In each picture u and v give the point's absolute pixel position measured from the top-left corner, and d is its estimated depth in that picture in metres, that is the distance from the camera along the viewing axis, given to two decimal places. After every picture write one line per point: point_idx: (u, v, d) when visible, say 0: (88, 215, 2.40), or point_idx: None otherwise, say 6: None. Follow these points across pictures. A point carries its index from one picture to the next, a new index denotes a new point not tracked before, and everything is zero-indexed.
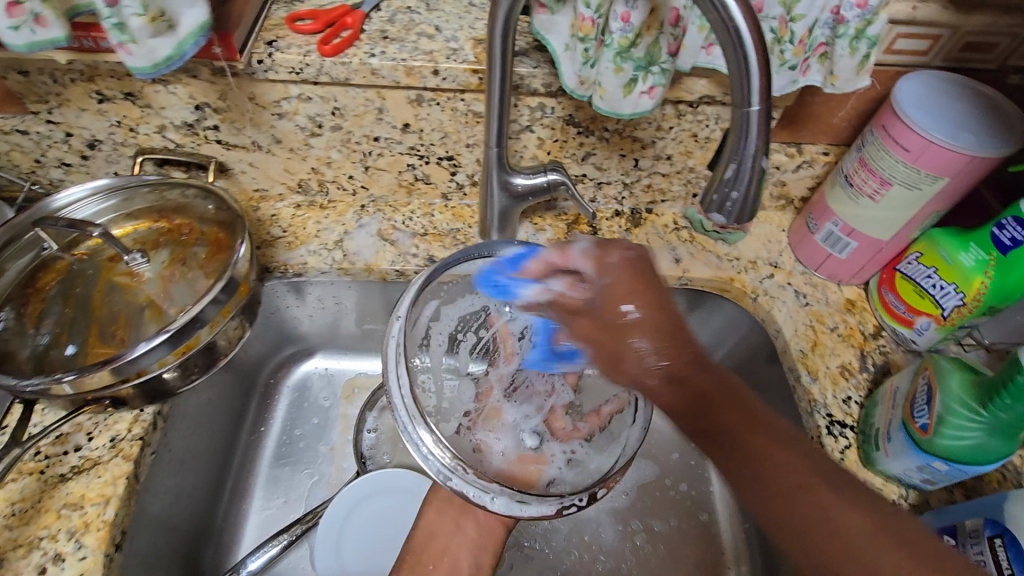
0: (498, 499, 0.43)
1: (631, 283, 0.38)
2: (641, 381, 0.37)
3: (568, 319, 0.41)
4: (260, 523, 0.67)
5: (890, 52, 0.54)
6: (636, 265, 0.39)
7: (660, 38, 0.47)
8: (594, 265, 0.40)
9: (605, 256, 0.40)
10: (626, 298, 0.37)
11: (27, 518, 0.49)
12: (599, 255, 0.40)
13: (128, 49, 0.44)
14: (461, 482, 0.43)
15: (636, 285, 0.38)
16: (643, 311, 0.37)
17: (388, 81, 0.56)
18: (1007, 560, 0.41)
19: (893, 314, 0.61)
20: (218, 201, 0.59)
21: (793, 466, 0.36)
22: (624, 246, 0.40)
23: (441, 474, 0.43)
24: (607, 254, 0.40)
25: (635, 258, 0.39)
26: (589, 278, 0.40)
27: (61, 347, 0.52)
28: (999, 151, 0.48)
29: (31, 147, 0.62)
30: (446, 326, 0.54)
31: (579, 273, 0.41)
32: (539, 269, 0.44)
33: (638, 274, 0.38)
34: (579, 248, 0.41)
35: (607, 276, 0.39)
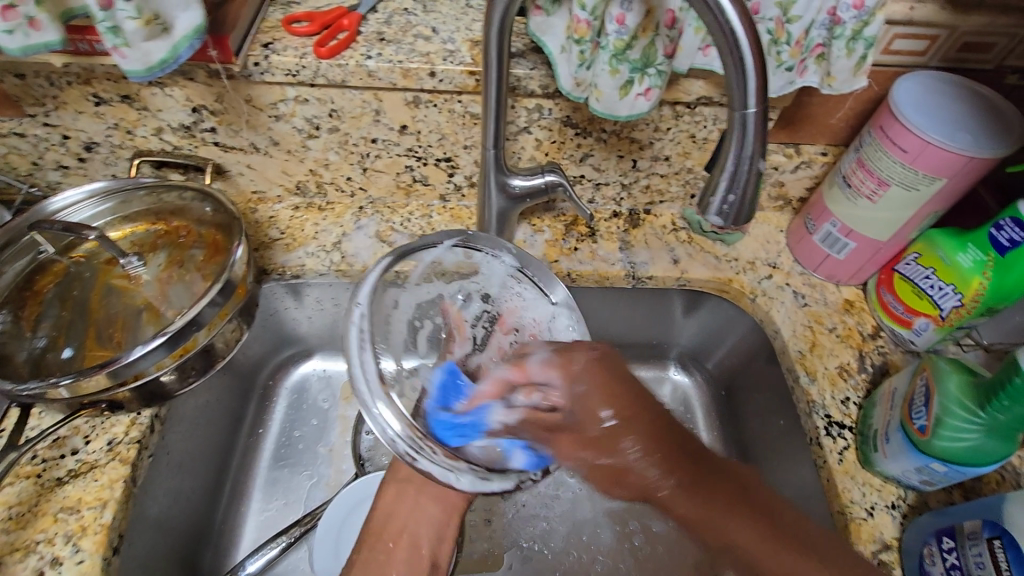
0: (464, 477, 0.41)
1: (603, 392, 0.41)
2: (647, 489, 0.41)
3: (557, 439, 0.42)
4: (258, 525, 0.67)
5: (888, 52, 0.54)
6: (600, 369, 0.43)
7: (656, 40, 0.47)
8: (566, 380, 0.43)
9: (569, 364, 0.43)
10: (602, 407, 0.41)
11: (24, 521, 0.49)
12: (565, 365, 0.43)
13: (122, 52, 0.44)
14: (427, 461, 0.40)
15: (607, 393, 0.41)
16: (620, 421, 0.41)
17: (385, 84, 0.56)
18: (1007, 562, 0.41)
19: (892, 314, 0.61)
20: (215, 204, 0.58)
21: (823, 573, 0.39)
22: (586, 349, 0.44)
23: (407, 454, 0.40)
24: (570, 362, 0.43)
25: (598, 358, 0.43)
26: (572, 391, 0.42)
27: (57, 350, 0.52)
28: (996, 152, 0.48)
29: (28, 150, 0.62)
30: (405, 313, 0.51)
31: (541, 383, 0.44)
32: (498, 388, 0.45)
33: (603, 375, 0.42)
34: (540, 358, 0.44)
35: (576, 385, 0.42)
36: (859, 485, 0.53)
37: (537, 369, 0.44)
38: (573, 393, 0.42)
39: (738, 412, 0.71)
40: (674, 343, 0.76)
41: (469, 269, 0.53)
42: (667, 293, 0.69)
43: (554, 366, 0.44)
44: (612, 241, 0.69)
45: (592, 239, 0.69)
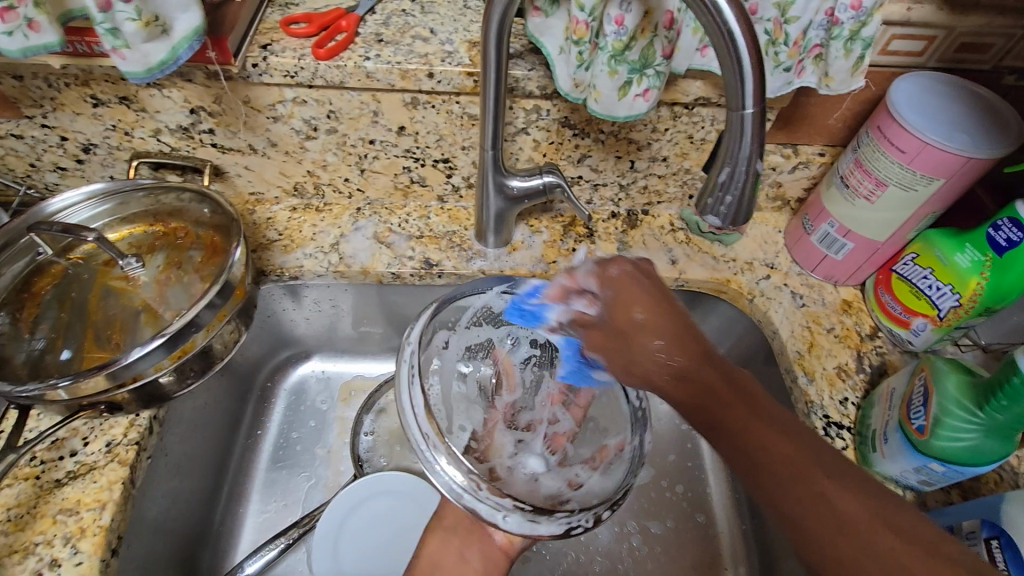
0: (512, 519, 0.44)
1: (627, 295, 0.43)
2: (649, 376, 0.42)
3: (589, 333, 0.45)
4: (256, 527, 0.67)
5: (885, 53, 0.54)
6: (635, 275, 0.45)
7: (655, 41, 0.47)
8: (601, 281, 0.45)
9: (604, 273, 0.45)
10: (632, 305, 0.43)
11: (23, 523, 0.49)
12: (601, 272, 0.45)
13: (122, 53, 0.44)
14: (472, 500, 0.44)
15: (633, 293, 0.43)
16: (646, 314, 0.42)
17: (383, 85, 0.56)
18: (1004, 560, 0.41)
19: (890, 315, 0.61)
20: (213, 205, 0.59)
21: (800, 460, 0.36)
22: (623, 262, 0.45)
23: (455, 492, 0.44)
24: (610, 269, 0.45)
25: (630, 271, 0.45)
26: (603, 294, 0.45)
27: (55, 352, 0.52)
28: (993, 152, 0.48)
29: (26, 151, 0.62)
30: (454, 356, 0.57)
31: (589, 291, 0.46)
32: (558, 293, 0.47)
33: (633, 277, 0.44)
34: (586, 269, 0.46)
35: (610, 288, 0.45)
36: None
37: (585, 280, 0.46)
38: (601, 294, 0.45)
39: None
40: None
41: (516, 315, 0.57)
42: None
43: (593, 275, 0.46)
44: (610, 242, 0.69)
45: (590, 240, 0.69)
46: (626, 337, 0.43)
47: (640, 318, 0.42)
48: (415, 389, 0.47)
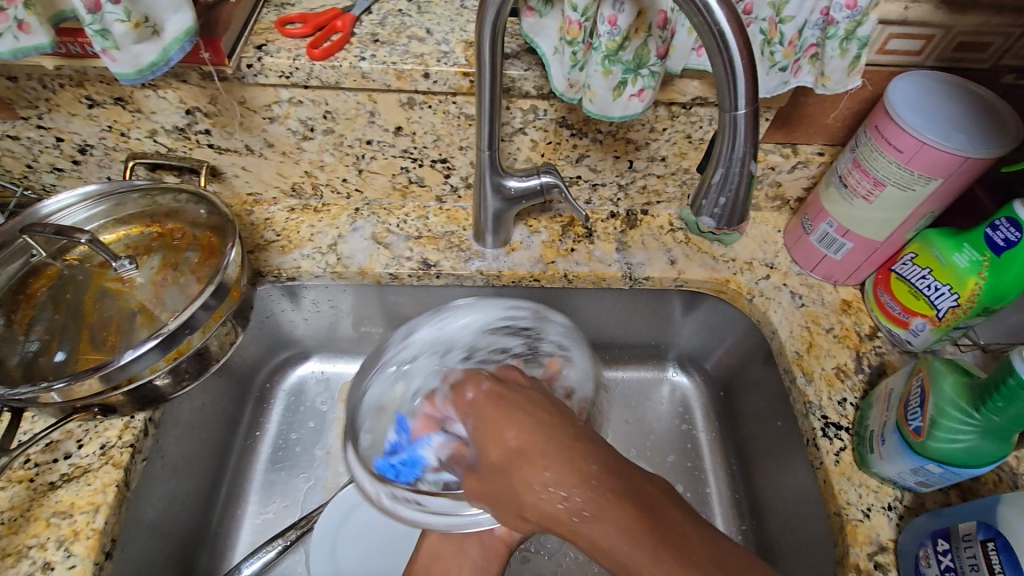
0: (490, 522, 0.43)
1: (490, 427, 0.37)
2: (547, 519, 0.35)
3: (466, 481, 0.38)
4: (254, 529, 0.66)
5: (882, 52, 0.54)
6: (494, 394, 0.39)
7: (649, 41, 0.47)
8: (461, 411, 0.40)
9: (462, 399, 0.40)
10: (502, 429, 0.36)
11: (16, 526, 0.49)
12: (458, 398, 0.40)
13: (112, 55, 0.44)
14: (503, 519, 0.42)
15: (494, 421, 0.37)
16: (520, 440, 0.35)
17: (379, 85, 0.55)
18: (999, 563, 0.41)
19: (889, 315, 0.60)
20: (210, 206, 0.59)
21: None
22: (478, 379, 0.41)
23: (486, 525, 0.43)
24: (466, 390, 0.40)
25: (488, 390, 0.39)
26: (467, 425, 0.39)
27: (50, 354, 0.52)
28: (989, 152, 0.48)
29: (22, 153, 0.62)
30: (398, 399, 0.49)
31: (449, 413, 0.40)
32: (423, 425, 0.45)
33: (492, 405, 0.38)
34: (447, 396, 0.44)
35: (470, 415, 0.39)
36: (856, 486, 0.53)
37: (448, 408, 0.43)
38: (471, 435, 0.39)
39: (736, 412, 0.71)
40: (672, 344, 0.76)
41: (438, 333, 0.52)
42: (664, 293, 0.69)
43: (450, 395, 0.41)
44: (609, 242, 0.69)
45: (589, 240, 0.69)
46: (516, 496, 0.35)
47: (507, 456, 0.36)
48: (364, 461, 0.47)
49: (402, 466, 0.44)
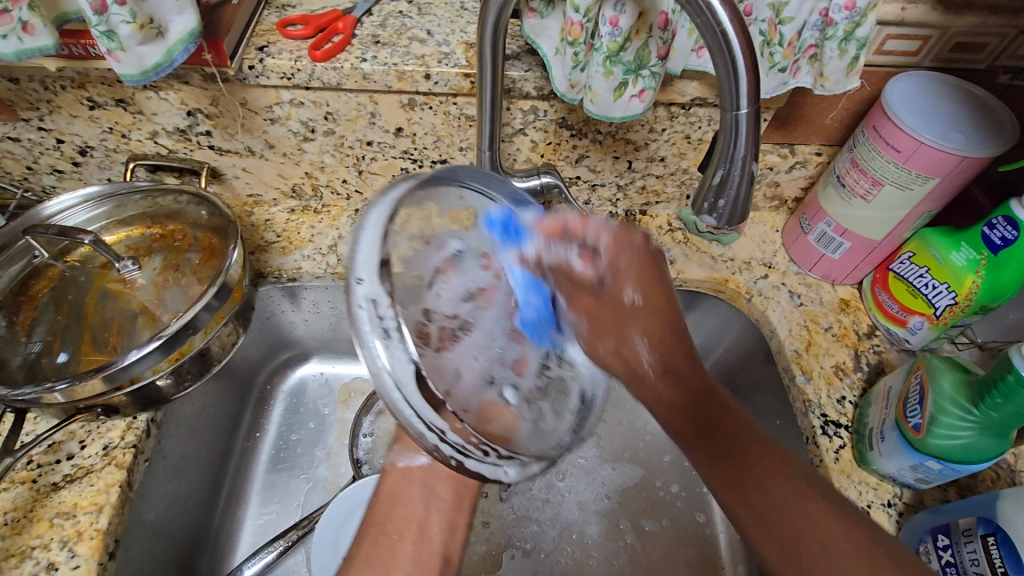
0: (514, 469, 0.37)
1: (643, 272, 0.45)
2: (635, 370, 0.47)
3: (578, 296, 0.44)
4: (255, 530, 0.67)
5: (880, 53, 0.54)
6: (649, 257, 0.45)
7: (650, 42, 0.47)
8: (614, 250, 0.43)
9: (627, 240, 0.43)
10: (628, 285, 0.45)
11: (19, 527, 0.49)
12: (621, 238, 0.43)
13: (116, 56, 0.44)
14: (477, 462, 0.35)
15: (638, 277, 0.45)
16: (637, 295, 0.45)
17: (380, 86, 0.56)
18: (1000, 558, 0.41)
19: (887, 313, 0.61)
20: (211, 207, 0.59)
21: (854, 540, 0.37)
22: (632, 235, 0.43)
23: (454, 459, 0.34)
24: (628, 239, 0.43)
25: (650, 249, 0.45)
26: (615, 262, 0.43)
27: (52, 355, 0.52)
28: (988, 151, 0.48)
29: (23, 154, 0.62)
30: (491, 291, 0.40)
31: (592, 245, 0.42)
32: (552, 227, 0.40)
33: (645, 265, 0.45)
34: (597, 221, 0.41)
35: (621, 257, 0.43)
36: (855, 484, 0.53)
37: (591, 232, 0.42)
38: (606, 275, 0.44)
39: None
40: None
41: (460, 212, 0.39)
42: None
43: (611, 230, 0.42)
44: None
45: None
46: (631, 313, 0.46)
47: (647, 309, 0.46)
48: (400, 345, 0.32)
49: (505, 232, 0.40)
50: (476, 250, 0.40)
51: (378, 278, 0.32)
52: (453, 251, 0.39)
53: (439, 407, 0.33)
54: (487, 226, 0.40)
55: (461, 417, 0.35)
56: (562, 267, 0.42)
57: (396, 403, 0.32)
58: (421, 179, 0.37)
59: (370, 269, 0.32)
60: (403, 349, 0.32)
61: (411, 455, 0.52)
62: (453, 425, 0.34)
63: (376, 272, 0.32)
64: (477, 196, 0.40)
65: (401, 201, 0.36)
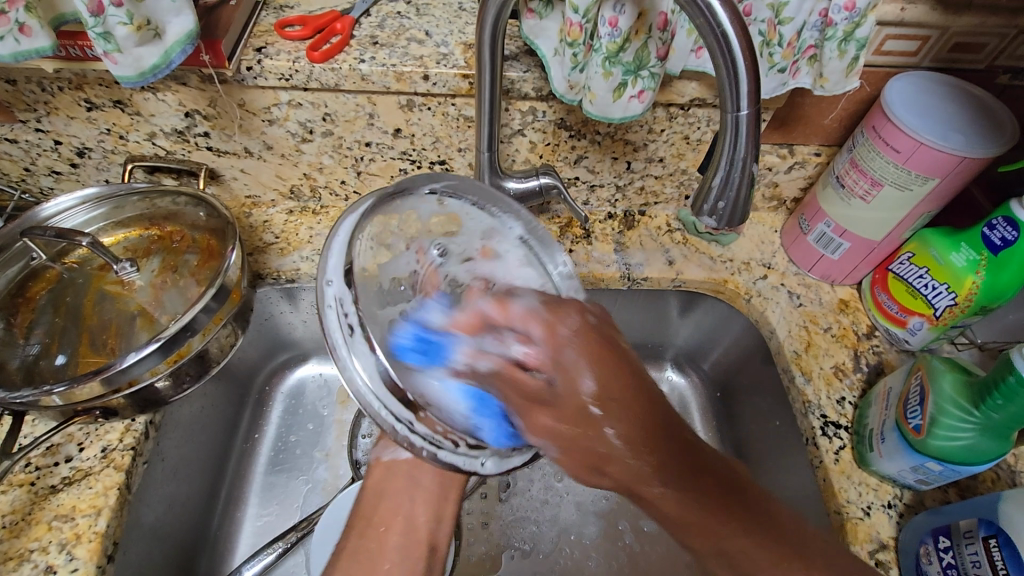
0: (489, 462, 0.42)
1: (597, 354, 0.41)
2: (622, 464, 0.41)
3: (534, 411, 0.40)
4: (254, 532, 0.66)
5: (880, 53, 0.54)
6: (596, 343, 0.41)
7: (649, 43, 0.47)
8: (548, 333, 0.41)
9: (558, 325, 0.42)
10: (583, 376, 0.40)
11: (18, 530, 0.48)
12: (552, 323, 0.41)
13: (114, 58, 0.44)
14: (448, 453, 0.39)
15: (593, 361, 0.41)
16: (595, 387, 0.40)
17: (378, 87, 0.56)
18: (1001, 560, 0.41)
19: (887, 314, 0.61)
20: (209, 209, 0.58)
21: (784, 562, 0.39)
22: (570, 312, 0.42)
23: (425, 448, 0.38)
24: (560, 324, 0.42)
25: (594, 325, 0.43)
26: (559, 353, 0.41)
27: (50, 357, 0.52)
28: (988, 152, 0.48)
29: (21, 156, 0.62)
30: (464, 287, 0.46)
31: (523, 330, 0.42)
32: (470, 324, 0.42)
33: (597, 347, 0.41)
34: (523, 305, 0.42)
35: (561, 348, 0.41)
36: (855, 485, 0.53)
37: (517, 318, 0.42)
38: (552, 378, 0.41)
39: (734, 412, 0.71)
40: (671, 343, 0.76)
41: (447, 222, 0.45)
42: (662, 294, 0.69)
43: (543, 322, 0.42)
44: (607, 242, 0.69)
45: (587, 241, 0.69)
46: (615, 451, 0.40)
47: (609, 397, 0.40)
48: (368, 352, 0.36)
49: (422, 352, 0.40)
50: (462, 253, 0.46)
51: (345, 281, 0.37)
52: (433, 259, 0.45)
53: (409, 403, 0.38)
54: (403, 356, 0.39)
55: (430, 412, 0.39)
56: (504, 365, 0.41)
57: (367, 402, 0.36)
58: (390, 190, 0.42)
59: (338, 273, 0.37)
60: (370, 353, 0.36)
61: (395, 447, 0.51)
62: (420, 416, 0.38)
63: (343, 275, 0.37)
64: (460, 203, 0.46)
65: (365, 217, 0.40)
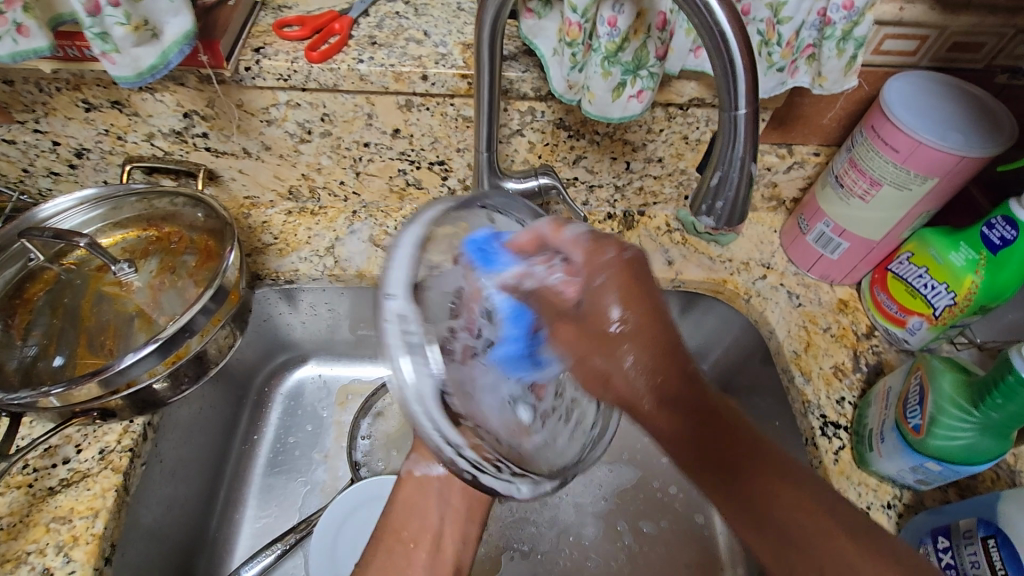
0: (526, 486, 0.39)
1: (626, 287, 0.38)
2: (625, 393, 0.41)
3: (559, 324, 0.39)
4: (253, 533, 0.66)
5: (878, 52, 0.54)
6: (633, 269, 0.38)
7: (648, 42, 0.47)
8: (584, 269, 0.37)
9: (599, 258, 0.37)
10: (614, 302, 0.38)
11: (16, 532, 0.48)
12: (594, 251, 0.37)
13: (111, 58, 0.44)
14: (491, 478, 0.36)
15: (623, 288, 0.37)
16: (625, 314, 0.38)
17: (377, 87, 0.55)
18: (1000, 560, 0.41)
19: (885, 314, 0.61)
20: (207, 209, 0.58)
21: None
22: (620, 245, 0.37)
23: (469, 472, 0.35)
24: (602, 255, 0.37)
25: (631, 260, 0.38)
26: (591, 284, 0.37)
27: (48, 359, 0.52)
28: (987, 151, 0.48)
29: (19, 157, 0.62)
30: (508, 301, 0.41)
31: (568, 259, 0.37)
32: (527, 242, 0.37)
33: (628, 279, 0.38)
34: (575, 231, 0.37)
35: (598, 274, 0.37)
36: (855, 485, 0.53)
37: (569, 249, 0.37)
38: (580, 303, 0.38)
39: None
40: None
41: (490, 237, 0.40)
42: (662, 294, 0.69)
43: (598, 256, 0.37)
44: None
45: None
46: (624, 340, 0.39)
47: (636, 330, 0.39)
48: (427, 368, 0.33)
49: (482, 256, 0.37)
50: None
51: (408, 297, 0.33)
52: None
53: (460, 424, 0.34)
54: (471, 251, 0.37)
55: (477, 434, 0.36)
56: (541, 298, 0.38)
57: (417, 417, 0.33)
58: (456, 202, 0.38)
59: (400, 286, 0.33)
60: (428, 365, 0.33)
61: (428, 466, 0.51)
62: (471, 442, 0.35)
63: (408, 290, 0.33)
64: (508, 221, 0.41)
65: (435, 223, 0.36)
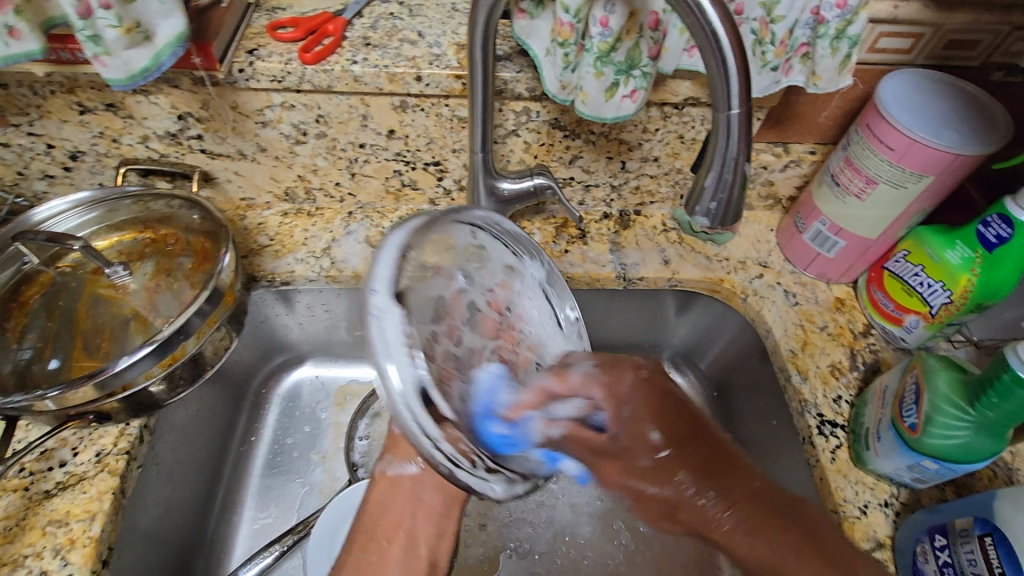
0: (500, 485, 0.38)
1: (655, 409, 0.43)
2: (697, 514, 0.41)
3: (603, 466, 0.43)
4: (250, 535, 0.66)
5: (872, 51, 0.54)
6: (654, 382, 0.44)
7: (640, 42, 0.47)
8: (609, 394, 0.43)
9: (616, 386, 0.44)
10: (648, 428, 0.42)
11: (12, 536, 0.48)
12: (612, 386, 0.44)
13: (103, 61, 0.44)
14: (468, 474, 0.35)
15: (656, 416, 0.43)
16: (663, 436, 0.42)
17: (371, 88, 0.55)
18: (997, 558, 0.41)
19: (882, 312, 0.61)
20: (202, 212, 0.58)
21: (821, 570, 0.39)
22: (633, 365, 0.45)
23: (447, 468, 0.34)
24: (618, 381, 0.44)
25: (649, 377, 0.44)
26: (620, 398, 0.43)
27: (43, 362, 0.52)
28: (982, 149, 0.48)
29: (13, 160, 0.62)
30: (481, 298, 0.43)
31: (586, 394, 0.43)
32: (533, 401, 0.41)
33: (654, 398, 0.43)
34: (580, 372, 0.44)
35: (627, 407, 0.43)
36: (852, 484, 0.53)
37: (586, 387, 0.44)
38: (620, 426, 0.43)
39: (731, 412, 0.71)
40: (667, 343, 0.76)
41: (478, 249, 0.43)
42: (659, 293, 0.69)
43: (604, 384, 0.44)
44: (603, 243, 0.69)
45: (583, 241, 0.69)
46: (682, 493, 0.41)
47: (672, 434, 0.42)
48: (409, 363, 0.32)
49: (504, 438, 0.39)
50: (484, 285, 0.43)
51: (390, 292, 0.32)
52: (459, 283, 0.40)
53: (441, 423, 0.33)
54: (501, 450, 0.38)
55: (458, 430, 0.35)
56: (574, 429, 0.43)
57: (400, 416, 0.32)
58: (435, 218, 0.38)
59: (383, 280, 0.32)
60: (415, 366, 0.32)
61: (401, 464, 0.50)
62: (449, 441, 0.33)
63: (390, 288, 0.32)
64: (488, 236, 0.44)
65: (416, 236, 0.36)
